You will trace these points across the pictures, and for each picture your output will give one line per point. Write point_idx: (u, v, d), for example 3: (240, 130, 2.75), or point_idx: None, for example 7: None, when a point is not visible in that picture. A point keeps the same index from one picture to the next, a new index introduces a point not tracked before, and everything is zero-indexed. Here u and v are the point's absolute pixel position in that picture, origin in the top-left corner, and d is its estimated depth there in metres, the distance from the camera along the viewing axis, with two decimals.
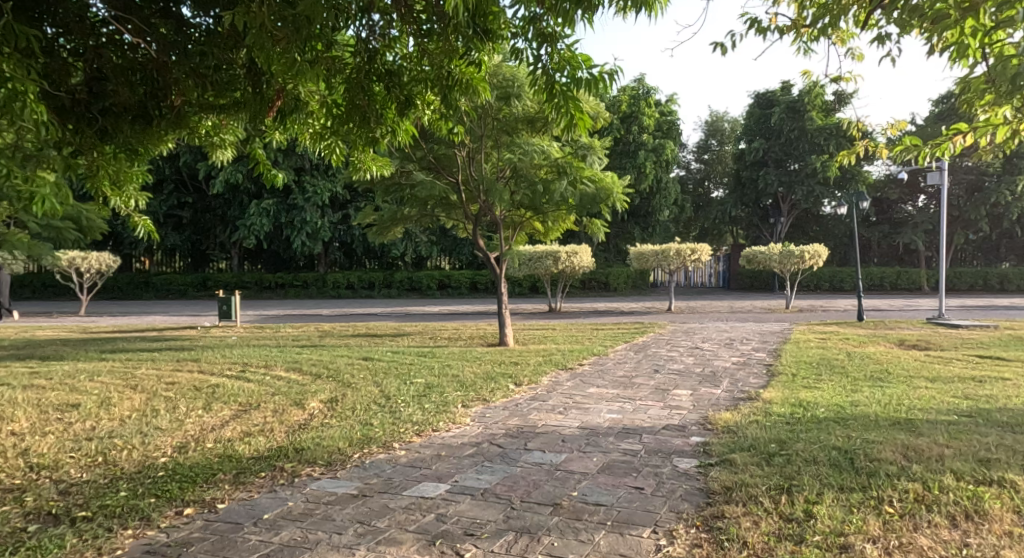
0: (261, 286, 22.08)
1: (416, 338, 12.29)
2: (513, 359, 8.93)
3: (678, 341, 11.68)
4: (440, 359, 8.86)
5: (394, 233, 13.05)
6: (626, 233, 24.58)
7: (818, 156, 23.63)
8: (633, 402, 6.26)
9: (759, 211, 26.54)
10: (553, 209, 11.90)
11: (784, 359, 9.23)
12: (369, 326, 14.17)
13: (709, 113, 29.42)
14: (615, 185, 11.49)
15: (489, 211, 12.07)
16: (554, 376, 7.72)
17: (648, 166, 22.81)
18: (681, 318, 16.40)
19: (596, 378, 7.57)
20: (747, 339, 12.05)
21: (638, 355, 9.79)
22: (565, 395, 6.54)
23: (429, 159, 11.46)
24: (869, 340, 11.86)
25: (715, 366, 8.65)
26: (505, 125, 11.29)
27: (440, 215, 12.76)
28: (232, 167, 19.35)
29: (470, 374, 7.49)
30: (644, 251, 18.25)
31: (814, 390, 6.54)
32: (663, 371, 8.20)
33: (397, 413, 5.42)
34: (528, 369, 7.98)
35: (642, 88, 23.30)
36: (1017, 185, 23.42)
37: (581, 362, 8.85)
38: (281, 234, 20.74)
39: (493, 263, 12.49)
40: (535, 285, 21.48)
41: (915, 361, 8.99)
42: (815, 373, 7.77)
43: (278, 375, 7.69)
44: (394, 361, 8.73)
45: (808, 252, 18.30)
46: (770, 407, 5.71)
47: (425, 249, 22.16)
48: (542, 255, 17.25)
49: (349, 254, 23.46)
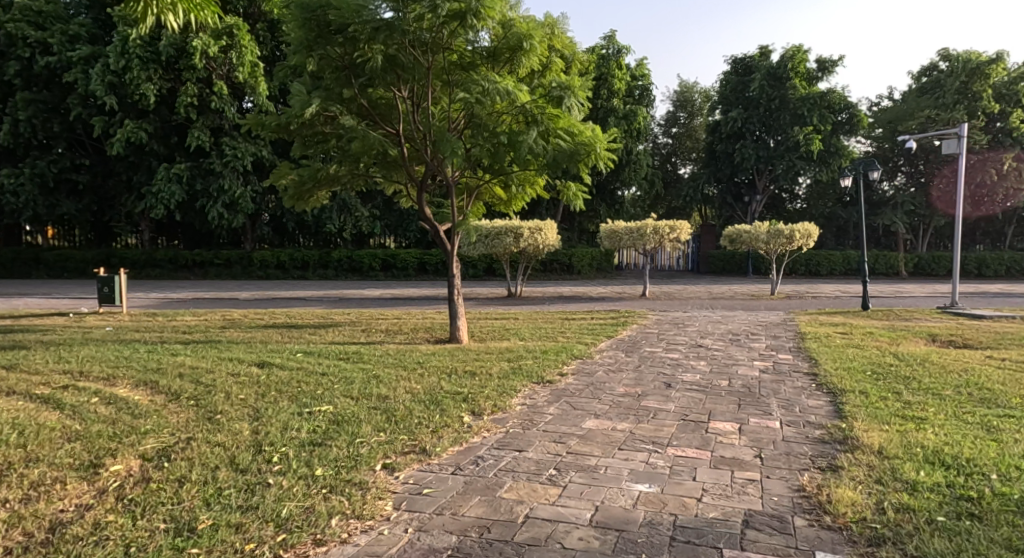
0: (176, 264, 19.07)
1: (344, 331, 9.73)
2: (470, 367, 6.42)
3: (672, 336, 9.47)
4: (370, 369, 6.24)
5: (317, 199, 10.23)
6: (591, 211, 22.48)
7: (801, 128, 21.73)
8: (664, 453, 3.91)
9: (732, 188, 24.62)
10: (517, 168, 9.46)
11: (826, 365, 7.09)
12: (289, 314, 11.48)
13: (677, 82, 27.04)
14: (599, 140, 9.16)
15: (438, 172, 9.42)
16: (531, 398, 5.28)
17: (620, 135, 20.39)
18: (660, 306, 14.15)
19: (591, 402, 5.20)
20: (753, 335, 9.92)
21: (633, 358, 7.48)
22: (552, 438, 4.12)
23: (362, 104, 9.00)
24: (897, 340, 9.85)
25: (742, 378, 6.40)
26: (460, 58, 8.82)
27: (376, 176, 10.02)
28: (134, 123, 16.21)
29: (407, 398, 4.95)
30: (618, 228, 15.87)
31: (924, 427, 4.39)
32: (677, 387, 5.87)
33: (253, 500, 2.93)
34: (496, 386, 5.52)
35: (611, 48, 20.88)
36: (1003, 165, 21.86)
37: (563, 371, 6.44)
38: (197, 206, 17.89)
39: (442, 239, 9.94)
40: (491, 265, 19.04)
41: (994, 373, 6.95)
42: (892, 394, 5.63)
43: (112, 394, 4.92)
44: (305, 372, 6.02)
45: (799, 232, 16.31)
46: (899, 467, 3.50)
47: (367, 224, 19.60)
48: (501, 231, 14.82)
49: (280, 229, 20.66)
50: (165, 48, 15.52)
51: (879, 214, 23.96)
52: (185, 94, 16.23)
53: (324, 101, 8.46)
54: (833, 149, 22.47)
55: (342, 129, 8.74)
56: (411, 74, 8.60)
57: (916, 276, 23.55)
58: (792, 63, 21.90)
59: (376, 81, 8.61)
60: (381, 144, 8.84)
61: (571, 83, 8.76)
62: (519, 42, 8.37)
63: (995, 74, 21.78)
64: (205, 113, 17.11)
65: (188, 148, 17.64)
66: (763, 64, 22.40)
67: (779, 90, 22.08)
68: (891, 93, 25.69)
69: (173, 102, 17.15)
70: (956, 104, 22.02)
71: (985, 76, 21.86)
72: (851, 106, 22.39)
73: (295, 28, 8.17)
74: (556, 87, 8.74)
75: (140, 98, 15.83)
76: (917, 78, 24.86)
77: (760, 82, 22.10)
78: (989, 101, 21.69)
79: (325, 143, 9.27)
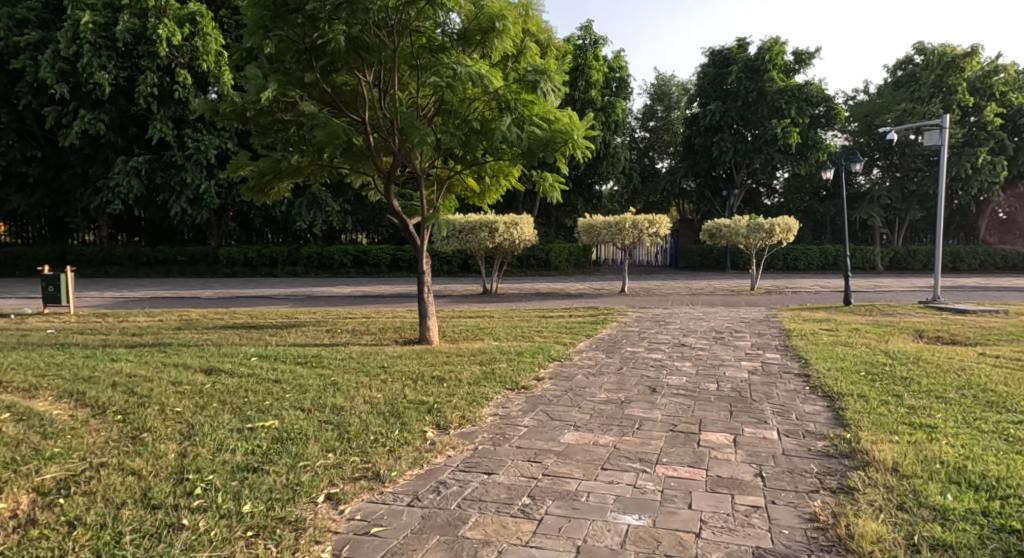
0: (137, 262, 18.27)
1: (307, 332, 9.16)
2: (438, 372, 5.89)
3: (653, 335, 9.04)
4: (329, 376, 5.68)
5: (278, 192, 9.61)
6: (569, 206, 22.05)
7: (778, 121, 21.43)
8: (654, 472, 3.44)
9: (710, 182, 24.32)
10: (491, 158, 8.96)
11: (818, 366, 6.69)
12: (251, 314, 10.87)
13: (655, 75, 26.65)
14: (576, 128, 8.71)
15: (407, 163, 8.88)
16: (505, 408, 4.77)
17: (598, 127, 19.94)
18: (639, 303, 13.74)
19: (569, 411, 4.71)
20: (736, 333, 9.53)
21: (614, 359, 7.02)
22: (525, 456, 3.63)
23: (325, 91, 8.42)
24: (884, 336, 9.51)
25: (731, 381, 5.97)
26: (430, 41, 8.28)
27: (341, 167, 9.43)
28: (89, 113, 15.42)
29: (366, 410, 4.41)
30: (596, 223, 15.43)
31: (937, 438, 3.99)
32: (663, 392, 5.42)
33: (157, 552, 2.49)
34: (467, 394, 5.00)
35: (588, 38, 20.43)
36: (978, 158, 21.61)
37: (539, 375, 5.96)
38: (158, 201, 17.14)
39: (412, 233, 9.39)
40: (466, 261, 18.53)
41: (993, 373, 6.61)
42: (894, 398, 5.23)
43: (26, 408, 4.34)
44: (254, 380, 5.43)
45: (779, 226, 15.99)
46: (923, 488, 3.12)
47: (337, 220, 18.96)
48: (475, 226, 14.29)
49: (247, 224, 19.94)
50: (121, 34, 14.77)
51: (856, 208, 23.77)
52: (144, 83, 15.35)
53: (281, 86, 7.83)
54: (811, 143, 22.25)
55: (302, 116, 8.16)
56: (376, 57, 8.03)
57: (892, 271, 23.41)
58: (770, 55, 21.56)
59: (338, 66, 8.03)
60: (345, 132, 8.28)
61: (546, 67, 8.25)
62: (491, 23, 7.89)
63: (970, 67, 21.49)
64: (166, 104, 16.35)
65: (147, 140, 16.86)
66: (740, 56, 22.06)
67: (756, 82, 21.74)
68: (867, 87, 25.57)
69: (130, 91, 16.37)
70: (932, 97, 21.79)
71: (960, 70, 21.57)
72: (829, 100, 22.27)
73: (248, 5, 7.59)
74: (530, 72, 8.24)
75: (94, 87, 15.04)
76: (892, 72, 24.73)
77: (737, 74, 21.81)
78: (964, 94, 21.40)
79: (284, 132, 8.66)
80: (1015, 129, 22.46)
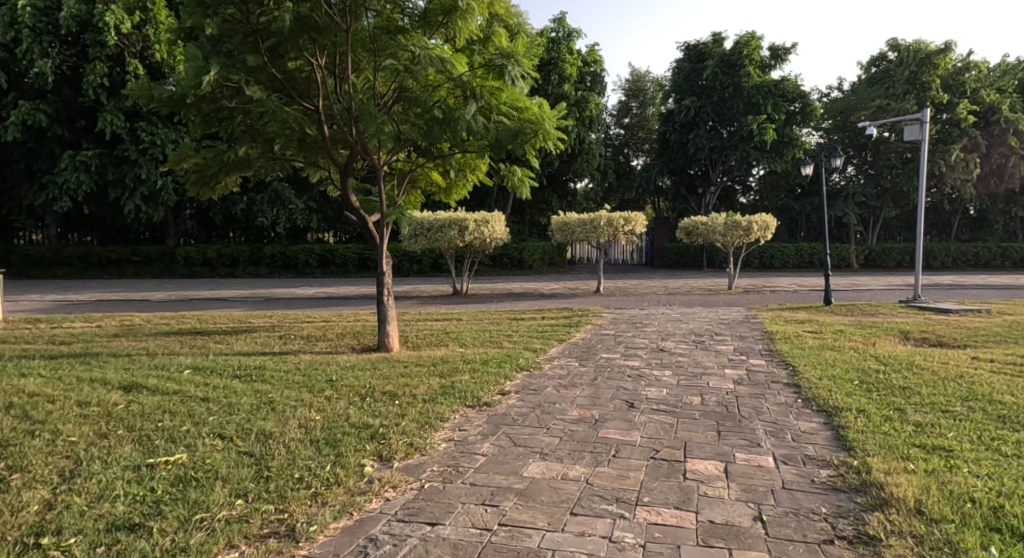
0: (88, 262, 17.34)
1: (258, 338, 8.47)
2: (392, 387, 5.25)
3: (629, 338, 8.49)
4: (267, 393, 5.01)
5: (225, 186, 8.89)
6: (542, 203, 21.50)
7: (754, 117, 21.06)
8: (633, 519, 2.88)
9: (685, 180, 23.90)
10: (456, 150, 8.34)
11: (808, 374, 6.17)
12: (201, 318, 10.14)
13: (629, 71, 26.16)
14: (547, 117, 8.14)
15: (366, 156, 8.20)
16: (462, 431, 4.15)
17: (572, 123, 19.38)
18: (615, 303, 13.21)
19: (535, 435, 4.11)
20: (717, 336, 9.02)
21: (588, 368, 6.44)
22: (479, 499, 3.05)
23: (274, 76, 7.71)
24: (871, 339, 9.05)
25: (717, 393, 5.41)
26: (387, 21, 7.62)
27: (295, 160, 8.71)
28: (31, 105, 14.49)
29: (299, 437, 3.78)
30: (570, 220, 14.88)
31: (959, 466, 3.49)
32: (642, 409, 4.84)
33: None
34: (420, 415, 4.37)
35: (562, 31, 19.84)
36: (951, 155, 21.39)
37: (505, 388, 5.37)
38: (109, 197, 16.27)
39: (372, 230, 8.73)
40: (436, 261, 17.88)
41: (993, 380, 6.15)
42: (896, 413, 4.71)
43: None
44: (179, 398, 4.73)
45: (757, 223, 15.56)
46: (958, 540, 2.63)
47: (302, 218, 18.19)
48: (444, 224, 13.65)
49: (206, 222, 19.08)
50: (64, 20, 13.88)
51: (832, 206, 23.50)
52: (91, 72, 14.46)
53: (223, 69, 7.08)
54: (787, 140, 21.90)
55: (248, 104, 7.48)
56: (328, 38, 7.37)
57: (867, 268, 23.17)
58: (746, 50, 21.13)
59: (286, 47, 7.33)
60: (296, 122, 7.62)
61: (513, 51, 7.64)
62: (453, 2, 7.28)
63: (944, 64, 21.23)
64: (116, 96, 15.46)
65: (97, 133, 15.97)
66: (716, 51, 21.63)
67: (732, 77, 21.32)
68: (841, 83, 25.34)
69: (77, 82, 15.45)
70: (906, 94, 21.53)
71: (934, 67, 21.33)
72: (804, 96, 21.86)
73: None
74: (496, 56, 7.63)
75: (37, 76, 14.13)
76: (867, 68, 24.52)
77: (713, 70, 21.36)
78: (938, 91, 21.12)
79: (229, 122, 7.86)
80: (987, 126, 22.31)
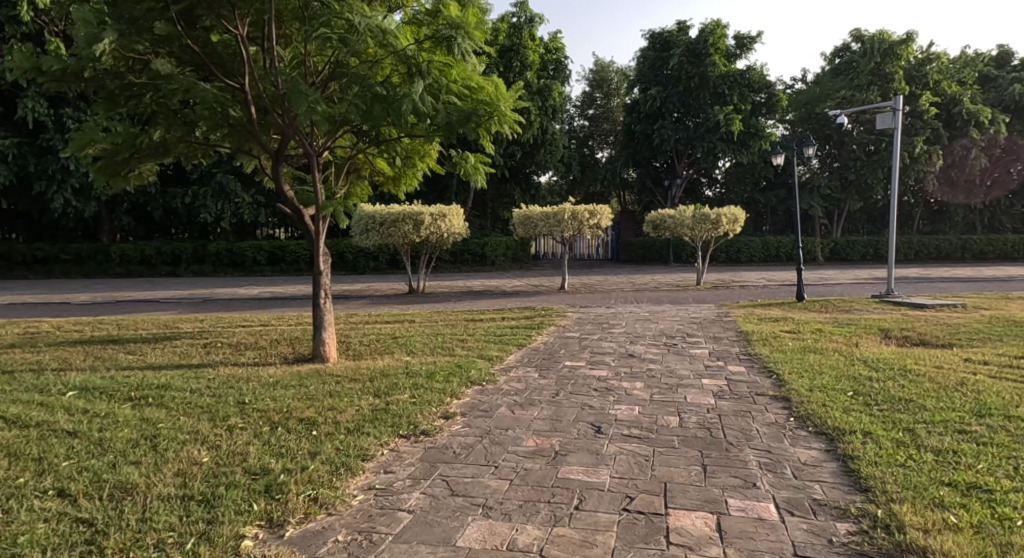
0: (13, 261, 16.05)
1: (178, 347, 7.50)
2: (313, 412, 4.35)
3: (595, 342, 7.71)
4: (155, 423, 4.05)
5: (141, 174, 7.86)
6: (504, 195, 20.71)
7: (720, 108, 20.51)
8: None
9: (651, 172, 23.27)
10: (402, 134, 7.44)
11: (796, 385, 5.44)
12: (121, 323, 9.09)
13: (594, 60, 25.39)
14: (502, 96, 7.30)
15: (299, 140, 7.26)
16: (389, 475, 3.31)
17: (533, 112, 18.56)
18: (581, 301, 12.45)
19: (479, 478, 3.30)
20: (689, 337, 8.29)
21: (549, 381, 5.61)
22: None
23: (188, 47, 6.70)
24: (853, 339, 8.41)
25: (697, 413, 4.64)
26: None
27: (219, 145, 7.72)
28: None
29: (169, 491, 2.90)
30: (532, 213, 14.06)
31: (1013, 522, 2.79)
32: (610, 436, 4.04)
33: None
34: (337, 453, 3.51)
35: (523, 16, 18.94)
36: (914, 147, 20.94)
37: (452, 411, 4.55)
38: (33, 190, 14.99)
39: (309, 224, 7.79)
40: (394, 257, 16.96)
41: (999, 388, 5.50)
42: (908, 436, 4.00)
43: None
44: (36, 435, 3.74)
45: (726, 216, 14.94)
46: None
47: (248, 212, 17.08)
48: (398, 218, 12.72)
49: (145, 217, 17.85)
50: None
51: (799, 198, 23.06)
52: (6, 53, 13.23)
53: (123, 37, 6.07)
54: (753, 131, 21.32)
55: (157, 80, 6.50)
56: (251, 5, 6.44)
57: (833, 262, 22.79)
58: (712, 38, 20.48)
59: (200, 13, 6.35)
60: (216, 102, 6.68)
61: (463, 22, 6.76)
62: None
63: (907, 54, 20.85)
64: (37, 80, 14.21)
65: (17, 121, 14.68)
66: (681, 39, 20.96)
67: (698, 66, 20.66)
68: (806, 74, 24.95)
69: None
70: (870, 85, 21.15)
71: (897, 57, 20.89)
72: (770, 86, 21.32)
73: None
74: (444, 27, 6.74)
75: None
76: (830, 59, 24.15)
77: (679, 58, 20.67)
78: (901, 82, 20.74)
79: (137, 102, 6.79)
80: (948, 118, 21.98)
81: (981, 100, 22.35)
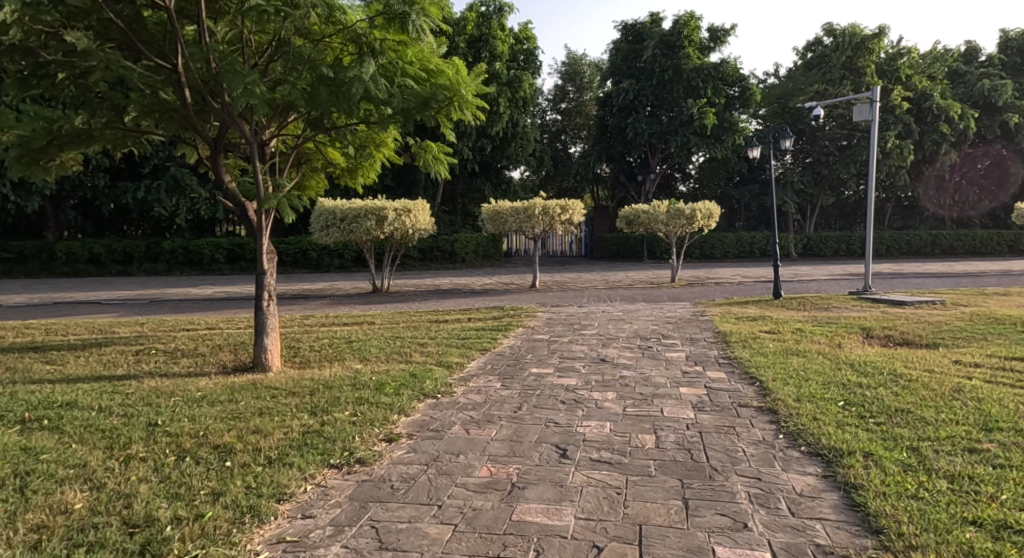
0: None
1: (106, 354, 6.84)
2: (231, 436, 3.75)
3: (564, 346, 7.16)
4: (37, 454, 3.43)
5: (65, 164, 7.14)
6: (474, 190, 20.10)
7: (694, 101, 20.14)
8: None
9: (625, 167, 22.81)
10: (354, 121, 6.80)
11: (783, 395, 4.93)
12: (51, 327, 8.35)
13: (566, 53, 24.84)
14: (463, 78, 6.69)
15: (239, 128, 6.58)
16: (306, 522, 2.75)
17: (502, 105, 17.94)
18: (551, 300, 11.91)
19: (416, 523, 2.74)
20: (665, 340, 7.78)
21: (511, 392, 5.04)
22: None
23: (109, 22, 6.00)
24: (836, 340, 7.95)
25: (675, 430, 4.10)
26: None
27: (152, 133, 7.04)
28: None
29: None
30: (501, 209, 13.49)
31: None
32: (577, 461, 3.50)
33: None
34: (244, 493, 2.93)
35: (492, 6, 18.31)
36: (886, 142, 20.71)
37: (397, 432, 3.97)
38: None
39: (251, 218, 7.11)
40: (359, 255, 16.29)
41: (998, 396, 5.06)
42: (917, 458, 3.50)
43: None
44: None
45: (701, 211, 14.48)
46: None
47: (205, 208, 16.29)
48: (360, 213, 12.06)
49: (94, 213, 16.93)
50: None
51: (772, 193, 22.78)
52: None
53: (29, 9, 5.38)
54: (727, 126, 20.91)
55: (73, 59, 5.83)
56: None
57: (805, 258, 22.51)
58: (685, 31, 20.05)
59: None
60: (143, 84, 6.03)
61: None
62: None
63: (879, 49, 20.57)
64: None
65: None
66: (654, 31, 20.50)
67: (671, 59, 20.21)
68: (779, 67, 24.67)
69: None
70: (843, 79, 20.89)
71: (869, 51, 20.58)
72: (744, 80, 20.94)
73: None
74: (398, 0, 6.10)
75: None
76: (803, 54, 23.89)
77: (652, 51, 20.21)
78: (873, 77, 20.45)
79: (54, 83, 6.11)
80: (920, 113, 21.71)
81: (951, 95, 22.22)
